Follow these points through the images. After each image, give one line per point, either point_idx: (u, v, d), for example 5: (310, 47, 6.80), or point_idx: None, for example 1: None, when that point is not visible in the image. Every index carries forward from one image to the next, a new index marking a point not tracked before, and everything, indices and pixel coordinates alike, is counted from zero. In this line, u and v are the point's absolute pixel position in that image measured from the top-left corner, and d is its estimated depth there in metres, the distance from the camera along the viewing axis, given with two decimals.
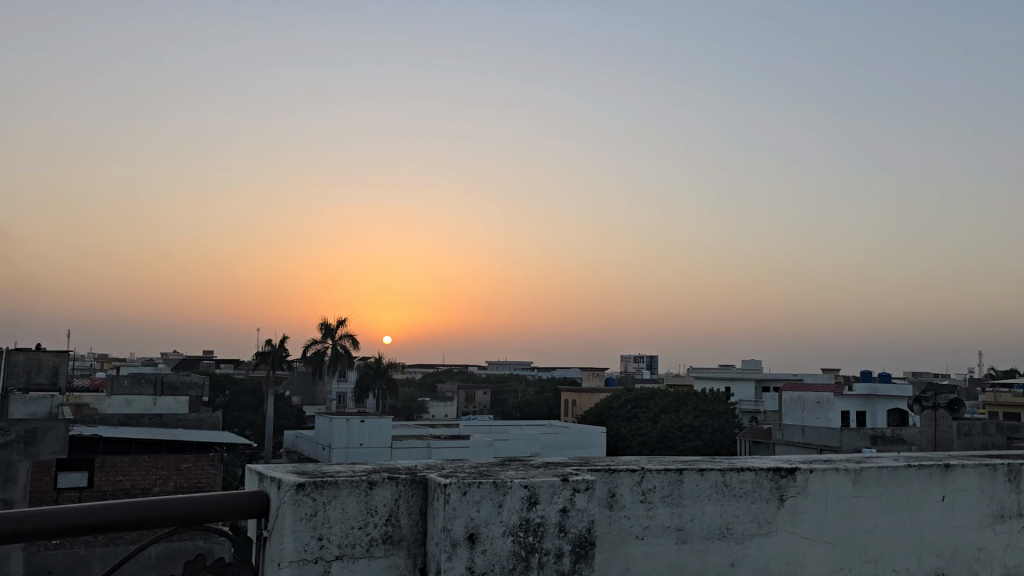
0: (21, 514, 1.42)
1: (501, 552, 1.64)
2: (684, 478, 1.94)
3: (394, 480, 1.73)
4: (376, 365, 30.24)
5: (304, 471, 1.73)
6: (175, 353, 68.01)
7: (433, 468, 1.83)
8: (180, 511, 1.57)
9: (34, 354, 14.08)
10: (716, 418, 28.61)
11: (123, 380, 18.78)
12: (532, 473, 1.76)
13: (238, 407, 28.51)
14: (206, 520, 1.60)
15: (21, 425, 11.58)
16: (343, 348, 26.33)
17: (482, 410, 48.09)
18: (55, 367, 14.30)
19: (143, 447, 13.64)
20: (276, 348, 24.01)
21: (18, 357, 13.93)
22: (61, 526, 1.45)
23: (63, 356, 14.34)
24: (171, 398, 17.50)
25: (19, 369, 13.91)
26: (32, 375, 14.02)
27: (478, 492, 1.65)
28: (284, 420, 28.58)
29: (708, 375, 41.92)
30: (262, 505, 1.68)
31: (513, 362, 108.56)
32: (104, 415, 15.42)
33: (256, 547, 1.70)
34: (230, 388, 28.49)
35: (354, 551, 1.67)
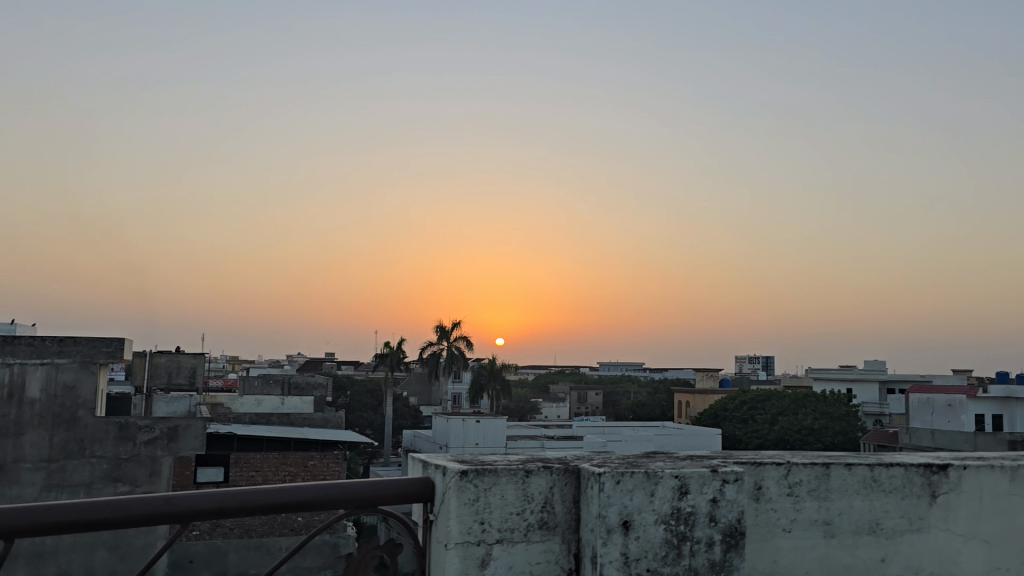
0: (227, 493, 1.59)
1: (654, 539, 1.71)
2: (831, 472, 1.95)
3: (550, 469, 1.83)
4: (489, 366, 30.66)
5: (465, 459, 1.85)
6: (295, 356, 70.81)
7: (584, 458, 1.91)
8: (355, 495, 1.71)
9: (174, 357, 15.07)
10: (837, 421, 27.54)
11: (254, 381, 19.95)
12: (681, 464, 1.82)
13: (359, 407, 29.57)
14: (378, 503, 1.73)
15: (165, 423, 12.35)
16: (458, 350, 26.87)
17: (595, 411, 48.00)
18: (193, 368, 15.24)
19: (273, 445, 14.39)
20: (394, 350, 24.65)
21: (160, 360, 15.01)
22: (259, 504, 1.61)
23: (200, 358, 15.27)
24: (297, 398, 18.31)
25: (161, 370, 15.02)
26: (172, 376, 15.07)
27: (631, 480, 1.72)
28: (402, 420, 29.40)
29: (829, 377, 40.43)
30: (427, 490, 1.81)
31: (624, 364, 107.72)
32: (237, 414, 16.30)
33: (423, 529, 1.82)
34: (351, 388, 29.67)
35: (513, 535, 1.77)
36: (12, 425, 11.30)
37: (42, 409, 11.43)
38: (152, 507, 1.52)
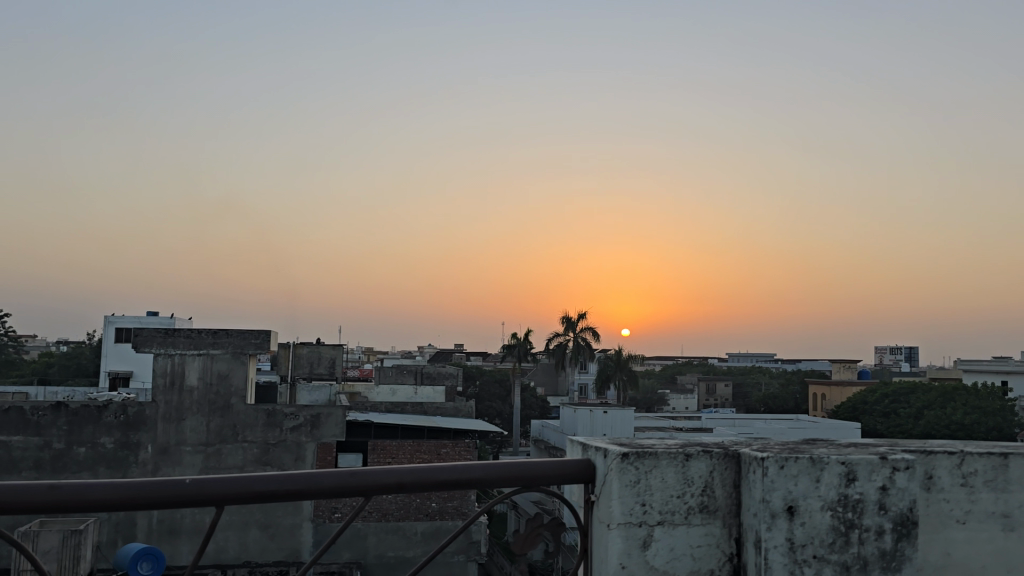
0: (407, 469, 1.67)
1: (821, 526, 1.69)
2: (1009, 463, 1.86)
3: (709, 453, 1.83)
4: (616, 356, 30.49)
5: (624, 442, 1.88)
6: (426, 346, 73.00)
7: (743, 444, 1.91)
8: (524, 473, 1.76)
9: (316, 348, 15.86)
10: (990, 415, 25.57)
11: (389, 370, 20.71)
12: (846, 451, 1.79)
13: (487, 396, 30.12)
14: (544, 480, 1.78)
15: (308, 410, 12.95)
16: (584, 340, 26.86)
17: (724, 403, 46.89)
18: (333, 358, 15.95)
19: (408, 433, 14.89)
20: (522, 341, 24.92)
21: (302, 350, 15.82)
22: (438, 479, 1.68)
23: (339, 349, 15.97)
24: (430, 388, 18.86)
25: (304, 360, 15.83)
26: (314, 366, 15.87)
27: (795, 466, 1.71)
28: (530, 410, 29.76)
29: (981, 369, 37.77)
30: (588, 472, 1.85)
31: (754, 355, 104.76)
32: (374, 403, 16.96)
33: (585, 509, 1.86)
34: (480, 378, 30.28)
35: (674, 517, 1.79)
36: (173, 411, 12.21)
37: (200, 397, 12.36)
38: (341, 481, 1.61)
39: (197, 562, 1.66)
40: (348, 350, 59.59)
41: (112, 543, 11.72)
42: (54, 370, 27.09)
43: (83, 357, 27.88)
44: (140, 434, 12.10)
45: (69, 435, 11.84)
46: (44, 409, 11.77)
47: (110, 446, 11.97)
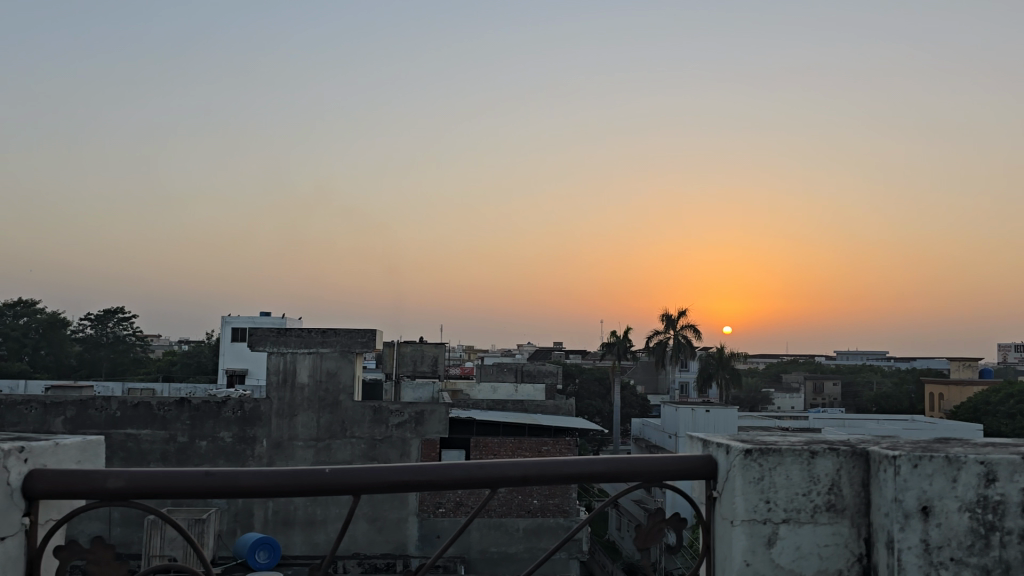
0: (532, 462, 1.70)
1: (959, 528, 1.63)
2: None
3: (836, 451, 1.80)
4: (718, 354, 29.85)
5: (746, 440, 1.87)
6: (525, 344, 73.42)
7: (872, 442, 1.86)
8: (645, 468, 1.76)
9: (419, 347, 16.29)
10: None
11: (490, 368, 21.00)
12: (985, 450, 1.72)
13: (587, 394, 30.08)
14: (664, 476, 1.78)
15: (412, 408, 13.20)
16: (685, 338, 26.44)
17: (834, 403, 45.23)
18: (435, 357, 16.36)
19: (509, 429, 15.08)
20: (621, 339, 24.75)
21: (406, 350, 16.24)
22: (561, 473, 1.70)
23: (441, 348, 16.34)
24: (530, 386, 18.97)
25: (408, 359, 16.27)
26: (417, 364, 16.29)
27: (930, 465, 1.65)
28: (630, 409, 29.53)
29: None
30: (710, 468, 1.84)
31: (865, 353, 100.50)
32: (475, 401, 17.21)
33: (706, 505, 1.85)
34: (580, 376, 30.27)
35: (799, 515, 1.77)
36: (286, 407, 12.73)
37: (310, 394, 12.84)
38: (470, 472, 1.64)
39: (335, 553, 1.73)
40: (450, 348, 60.56)
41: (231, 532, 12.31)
42: (177, 368, 28.69)
43: (202, 356, 29.43)
44: (256, 429, 12.68)
45: (192, 430, 12.51)
46: (169, 404, 12.48)
47: (229, 440, 12.60)
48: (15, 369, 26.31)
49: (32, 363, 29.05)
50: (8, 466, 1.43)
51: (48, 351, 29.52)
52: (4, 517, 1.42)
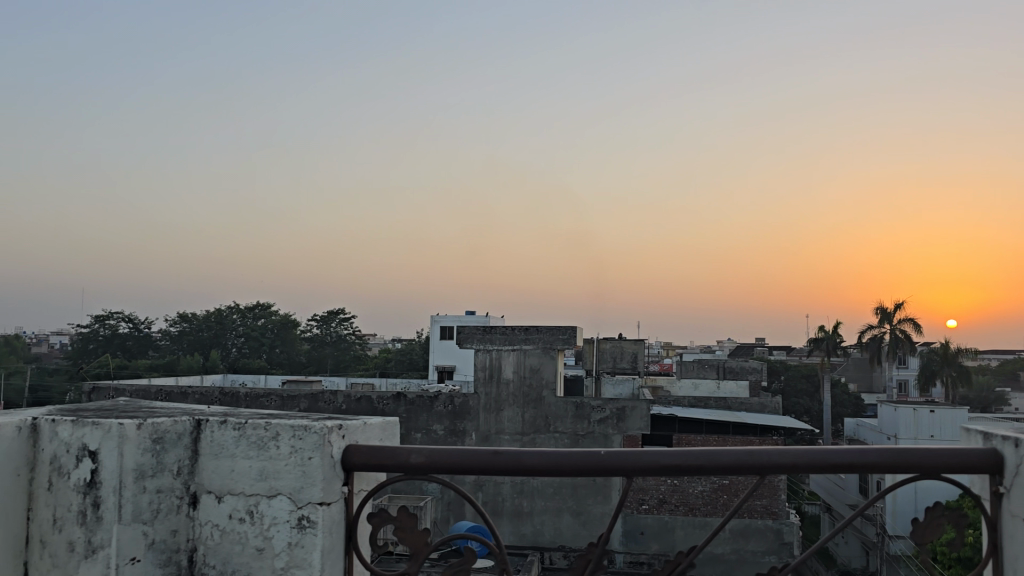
0: (803, 451, 1.67)
1: None
2: None
3: None
4: (942, 350, 27.42)
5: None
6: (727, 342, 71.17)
7: None
8: (924, 461, 1.69)
9: (618, 343, 16.36)
10: None
11: (690, 364, 20.65)
12: None
13: (794, 393, 28.76)
14: (945, 470, 1.70)
15: (613, 404, 13.15)
16: (903, 333, 24.56)
17: None
18: (634, 354, 16.29)
19: (712, 428, 14.83)
20: (830, 334, 23.43)
21: (606, 346, 16.33)
22: (832, 461, 1.67)
23: (640, 344, 16.24)
24: (733, 383, 18.44)
25: (608, 355, 16.36)
26: (617, 361, 16.34)
27: None
28: (842, 408, 27.85)
29: None
30: (997, 462, 1.73)
31: None
32: (676, 397, 16.97)
33: (993, 501, 1.75)
34: (785, 373, 29.01)
35: None
36: (492, 402, 13.21)
37: (515, 389, 13.24)
38: (738, 458, 1.65)
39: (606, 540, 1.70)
40: (648, 347, 60.04)
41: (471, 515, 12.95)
42: (391, 364, 30.69)
43: (414, 353, 31.25)
44: (465, 422, 13.27)
45: (408, 422, 13.34)
46: (387, 398, 13.35)
47: (441, 432, 13.31)
48: (256, 365, 29.32)
49: (269, 360, 32.24)
50: (330, 440, 1.62)
51: (282, 350, 32.62)
52: (328, 485, 1.61)
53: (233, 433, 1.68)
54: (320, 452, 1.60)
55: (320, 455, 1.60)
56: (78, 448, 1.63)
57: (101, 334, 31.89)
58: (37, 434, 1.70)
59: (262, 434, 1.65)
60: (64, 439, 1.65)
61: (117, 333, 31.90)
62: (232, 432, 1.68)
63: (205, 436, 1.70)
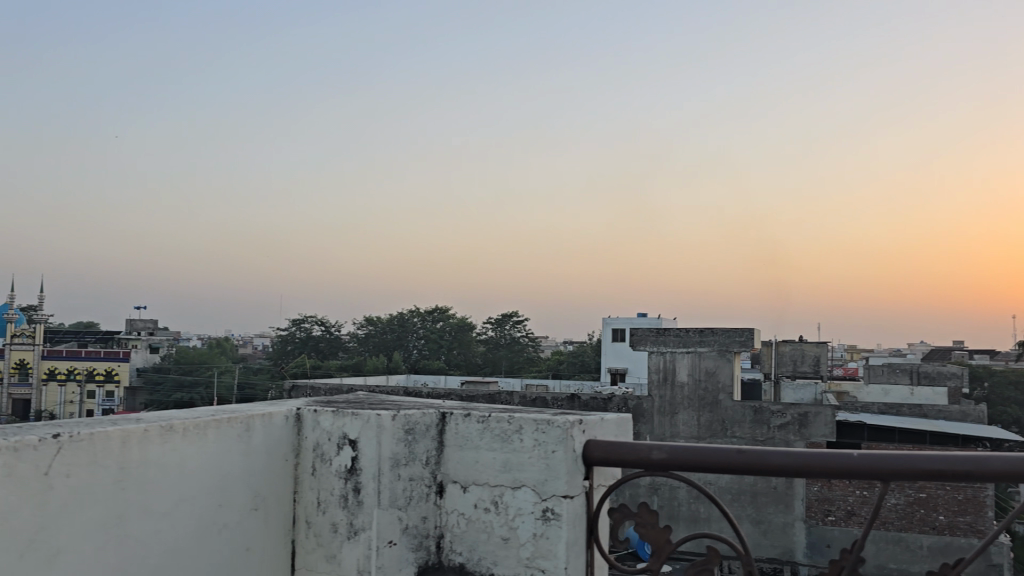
0: None
1: None
2: None
3: None
4: None
5: None
6: (920, 345, 66.09)
7: None
8: None
9: (798, 346, 15.68)
10: None
11: (880, 369, 19.37)
12: None
13: (1001, 400, 26.25)
14: None
15: (794, 409, 12.26)
16: None
17: None
18: (816, 356, 15.56)
19: (906, 437, 13.75)
20: None
21: (785, 349, 15.73)
22: None
23: (822, 346, 15.49)
24: (929, 389, 17.06)
25: (787, 359, 15.76)
26: (798, 364, 15.67)
27: None
28: None
29: None
30: None
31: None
32: (865, 403, 15.92)
33: None
34: (990, 379, 26.56)
35: None
36: (667, 405, 12.87)
37: (691, 392, 12.78)
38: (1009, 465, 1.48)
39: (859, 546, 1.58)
40: (832, 350, 56.88)
41: (720, 519, 12.25)
42: (564, 366, 31.00)
43: (586, 355, 31.35)
44: (639, 425, 13.13)
45: None
46: (562, 399, 13.45)
47: None
48: (435, 367, 30.59)
49: (448, 361, 33.50)
50: (573, 434, 1.65)
51: (459, 351, 33.68)
52: (570, 479, 1.63)
53: (478, 425, 1.75)
54: (563, 446, 1.63)
55: (563, 449, 1.63)
56: (339, 435, 1.77)
57: (298, 336, 34.48)
58: (300, 423, 1.85)
59: (505, 427, 1.71)
60: (325, 427, 1.79)
61: (311, 335, 34.37)
62: (476, 425, 1.75)
63: (450, 428, 1.78)
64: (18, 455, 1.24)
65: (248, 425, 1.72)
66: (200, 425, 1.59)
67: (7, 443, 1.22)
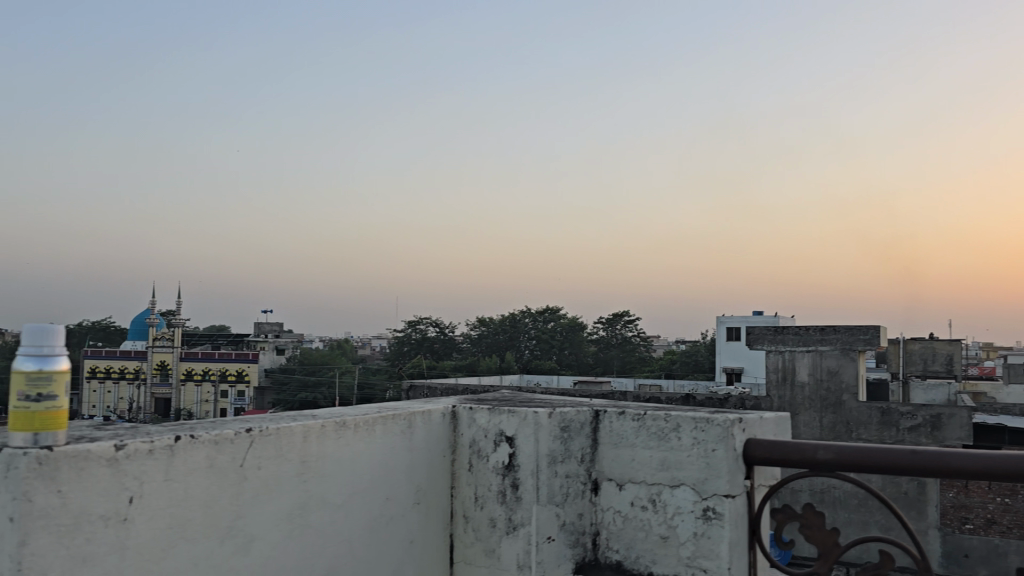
0: None
1: None
2: None
3: None
4: None
5: None
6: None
7: None
8: None
9: (929, 344, 14.75)
10: None
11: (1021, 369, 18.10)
12: None
13: None
14: None
15: (923, 412, 7.73)
16: None
17: None
18: (950, 355, 14.65)
19: None
20: None
21: (915, 347, 14.79)
22: None
23: (956, 345, 14.56)
24: None
25: (917, 357, 14.85)
26: (929, 363, 14.81)
27: None
28: None
29: None
30: None
31: None
32: (1005, 405, 14.90)
33: None
34: None
35: None
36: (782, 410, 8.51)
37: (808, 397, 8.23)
38: None
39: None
40: (967, 348, 53.46)
41: None
42: (677, 367, 30.47)
43: (699, 355, 30.70)
44: None
45: None
46: (677, 399, 13.19)
47: None
48: (547, 367, 30.72)
49: (559, 362, 33.57)
50: (734, 433, 1.62)
51: (570, 351, 33.69)
52: (731, 477, 1.61)
53: (633, 423, 1.75)
54: (724, 444, 1.61)
55: (723, 447, 1.61)
56: (495, 432, 1.81)
57: (413, 337, 35.33)
58: (456, 420, 1.90)
59: (662, 425, 1.70)
60: (482, 424, 1.84)
61: (426, 337, 35.14)
62: (631, 423, 1.76)
63: (604, 426, 1.80)
64: (217, 447, 1.32)
65: (409, 422, 1.78)
66: (369, 422, 1.66)
67: (208, 437, 1.30)
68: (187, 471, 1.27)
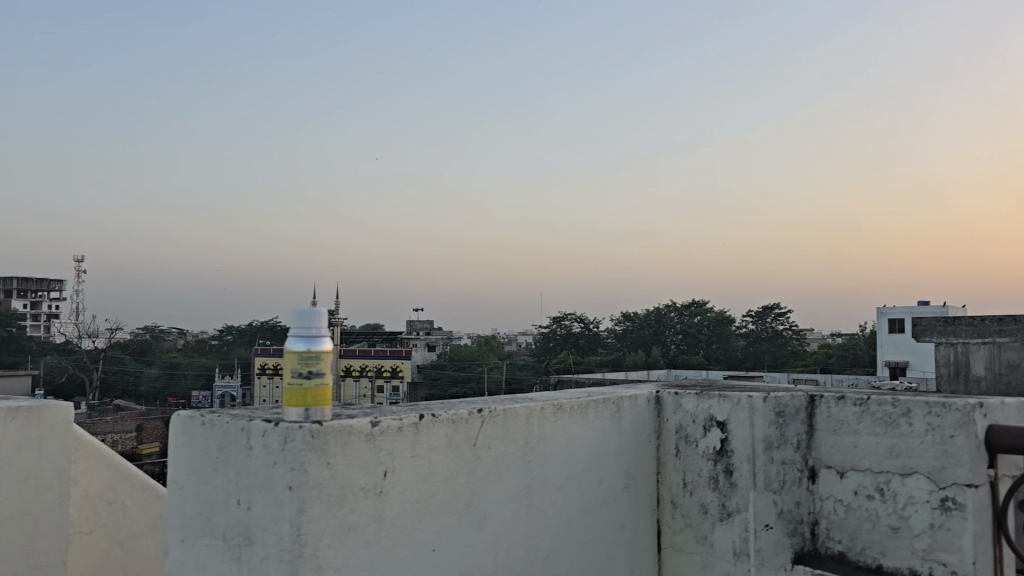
0: None
1: None
2: None
3: None
4: None
5: None
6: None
7: None
8: None
9: None
10: None
11: None
12: None
13: None
14: None
15: None
16: None
17: None
18: None
19: None
20: None
21: None
22: None
23: None
24: None
25: None
26: None
27: None
28: None
29: None
30: None
31: None
32: None
33: None
34: None
35: None
36: None
37: None
38: None
39: None
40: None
41: None
42: (834, 361, 29.01)
43: (858, 348, 29.09)
44: None
45: None
46: None
47: None
48: (695, 361, 30.09)
49: (707, 356, 32.80)
50: (974, 418, 1.51)
51: (719, 345, 32.82)
52: (969, 464, 1.50)
53: (854, 408, 1.67)
54: (964, 430, 1.50)
55: (963, 433, 1.50)
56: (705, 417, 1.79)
57: (559, 333, 35.47)
58: (660, 405, 1.90)
59: (889, 411, 1.62)
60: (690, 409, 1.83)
61: (571, 332, 35.22)
62: (853, 407, 1.68)
63: (821, 411, 1.73)
64: (454, 426, 1.37)
65: (618, 407, 1.77)
66: (582, 405, 1.67)
67: (445, 416, 1.35)
68: (429, 448, 1.32)
